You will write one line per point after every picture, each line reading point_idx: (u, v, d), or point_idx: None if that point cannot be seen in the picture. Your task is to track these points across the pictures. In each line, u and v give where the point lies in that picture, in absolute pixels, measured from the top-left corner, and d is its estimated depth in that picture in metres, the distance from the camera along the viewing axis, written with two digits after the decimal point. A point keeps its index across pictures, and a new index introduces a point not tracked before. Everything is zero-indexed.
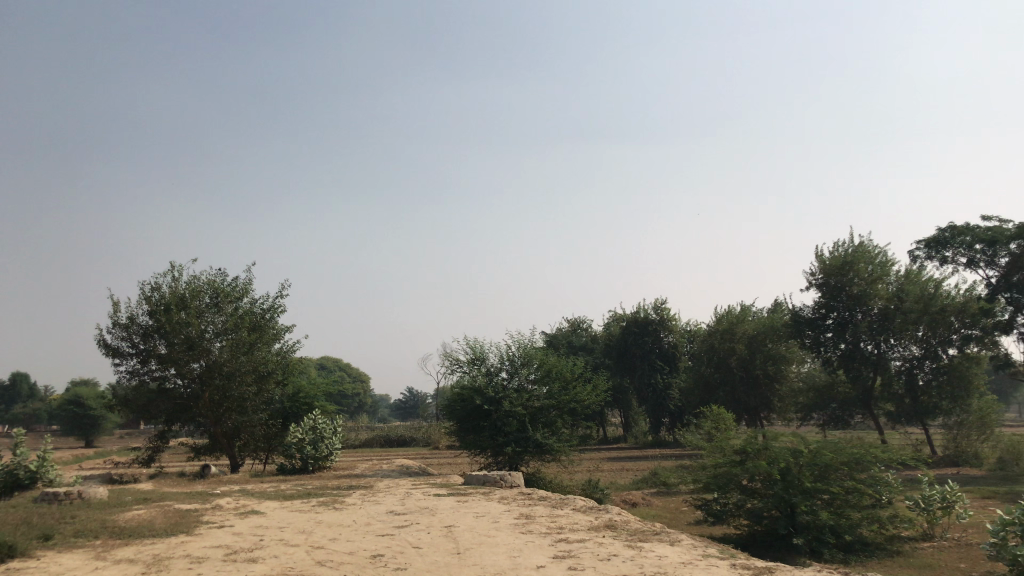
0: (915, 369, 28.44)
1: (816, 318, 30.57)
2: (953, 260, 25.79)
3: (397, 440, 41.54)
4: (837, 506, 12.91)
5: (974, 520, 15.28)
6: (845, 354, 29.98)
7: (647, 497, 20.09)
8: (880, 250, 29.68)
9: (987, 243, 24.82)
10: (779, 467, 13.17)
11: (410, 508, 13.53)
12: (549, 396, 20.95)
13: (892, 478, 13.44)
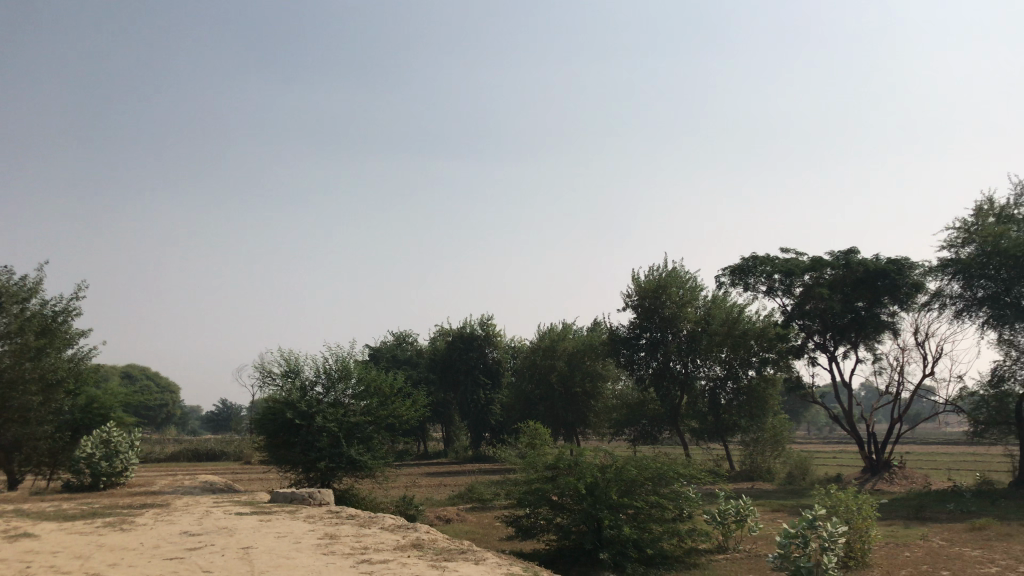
0: (719, 389, 30.15)
1: (631, 338, 31.70)
2: (754, 287, 27.55)
3: (206, 454, 39.44)
4: (641, 520, 13.33)
5: (765, 532, 16.29)
6: (656, 373, 31.21)
7: (461, 513, 20.06)
8: (689, 276, 31.32)
9: (784, 274, 26.74)
10: (587, 482, 13.38)
11: (207, 528, 12.73)
12: (366, 411, 20.52)
13: (692, 493, 13.95)
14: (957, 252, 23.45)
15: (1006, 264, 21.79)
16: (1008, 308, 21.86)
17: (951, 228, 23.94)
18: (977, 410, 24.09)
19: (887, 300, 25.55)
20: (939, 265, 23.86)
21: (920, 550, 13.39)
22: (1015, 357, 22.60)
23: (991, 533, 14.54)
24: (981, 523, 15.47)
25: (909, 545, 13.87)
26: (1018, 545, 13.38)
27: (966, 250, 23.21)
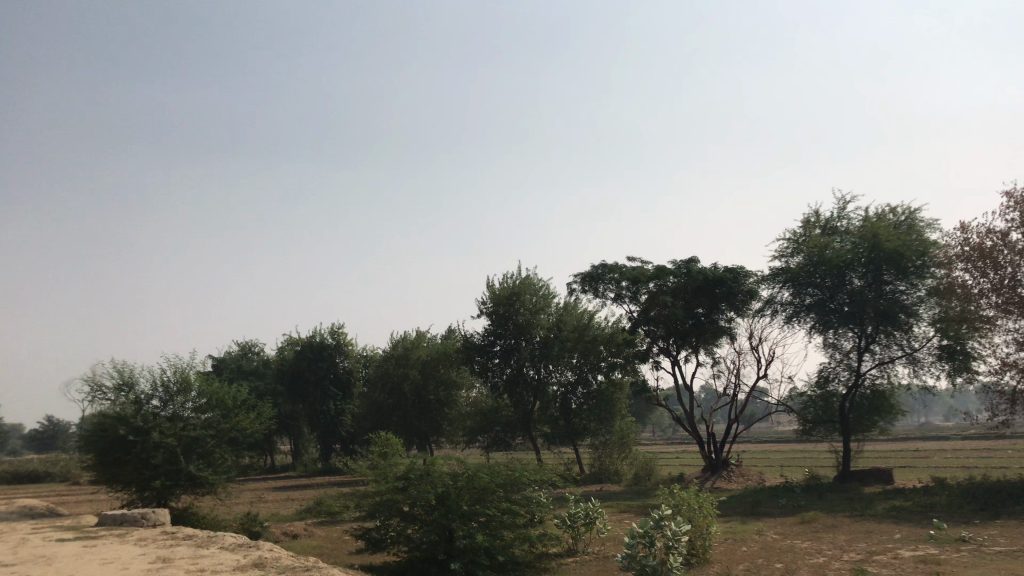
0: (570, 394, 30.75)
1: (486, 345, 31.41)
2: (603, 295, 28.27)
3: (27, 476, 36.44)
4: (492, 527, 13.25)
5: (613, 534, 16.65)
6: (509, 379, 31.15)
7: (309, 528, 19.41)
8: (542, 283, 31.86)
9: (630, 281, 27.62)
10: (439, 492, 13.14)
11: (23, 558, 11.65)
12: (207, 424, 19.40)
13: (543, 498, 14.05)
14: (787, 262, 24.94)
15: (830, 273, 23.40)
16: (833, 314, 23.35)
17: (781, 239, 25.45)
18: (805, 409, 25.66)
19: (725, 306, 26.95)
20: (770, 274, 25.33)
21: (755, 544, 14.04)
22: (838, 359, 24.26)
23: (818, 525, 15.46)
24: (809, 515, 16.43)
25: (745, 540, 14.52)
26: (842, 536, 14.28)
27: (795, 260, 24.69)
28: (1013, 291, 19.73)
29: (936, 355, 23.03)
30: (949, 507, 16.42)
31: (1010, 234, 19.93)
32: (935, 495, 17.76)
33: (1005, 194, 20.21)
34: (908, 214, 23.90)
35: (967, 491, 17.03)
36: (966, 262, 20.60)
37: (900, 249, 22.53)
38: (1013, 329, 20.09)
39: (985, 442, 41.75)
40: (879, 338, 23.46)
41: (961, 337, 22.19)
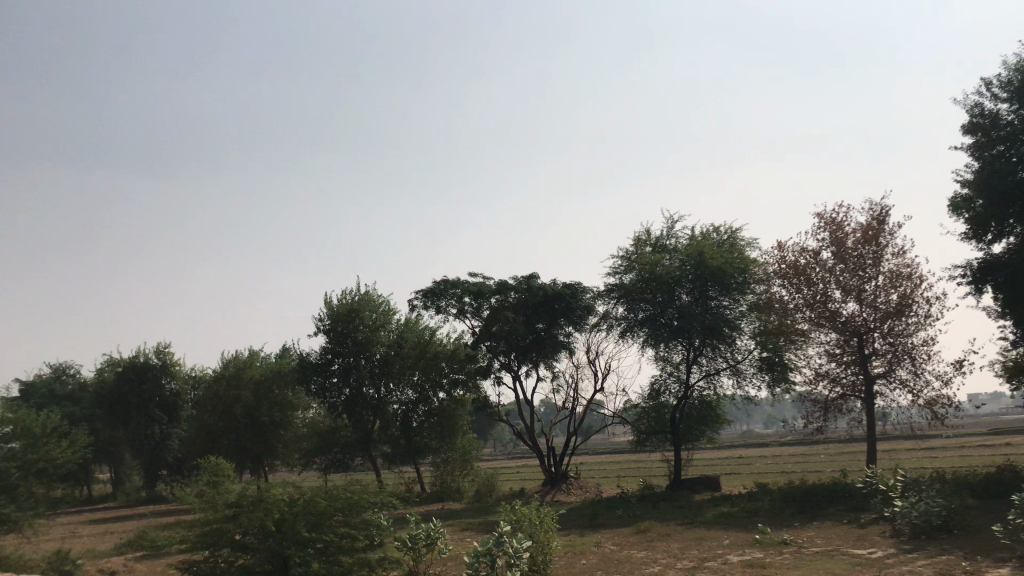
0: (411, 412, 30.40)
1: (323, 364, 30.30)
2: (444, 310, 28.09)
3: None
4: (329, 553, 12.64)
5: (454, 553, 16.49)
6: (347, 399, 30.44)
7: (129, 563, 18.04)
8: (382, 299, 31.36)
9: (472, 295, 27.65)
10: (274, 518, 12.43)
11: None
12: (11, 455, 17.71)
13: (383, 520, 13.71)
14: (621, 278, 25.69)
15: (661, 289, 24.32)
16: (664, 328, 24.24)
17: (615, 256, 26.19)
18: (639, 420, 26.46)
19: (563, 322, 27.51)
20: (606, 290, 26.02)
21: (594, 556, 14.27)
22: (669, 371, 25.21)
23: (652, 534, 15.94)
24: (645, 525, 16.88)
25: (584, 553, 14.73)
26: (675, 544, 14.76)
27: (628, 277, 25.45)
28: (824, 306, 21.24)
29: (757, 366, 24.40)
30: (773, 511, 17.35)
31: (821, 253, 21.45)
32: (759, 500, 18.72)
33: (816, 215, 21.74)
34: (730, 233, 25.28)
35: (788, 495, 18.07)
36: (783, 278, 21.98)
37: (724, 266, 23.85)
38: (825, 342, 21.59)
39: (799, 448, 44.88)
40: (706, 351, 24.59)
41: (779, 349, 23.72)
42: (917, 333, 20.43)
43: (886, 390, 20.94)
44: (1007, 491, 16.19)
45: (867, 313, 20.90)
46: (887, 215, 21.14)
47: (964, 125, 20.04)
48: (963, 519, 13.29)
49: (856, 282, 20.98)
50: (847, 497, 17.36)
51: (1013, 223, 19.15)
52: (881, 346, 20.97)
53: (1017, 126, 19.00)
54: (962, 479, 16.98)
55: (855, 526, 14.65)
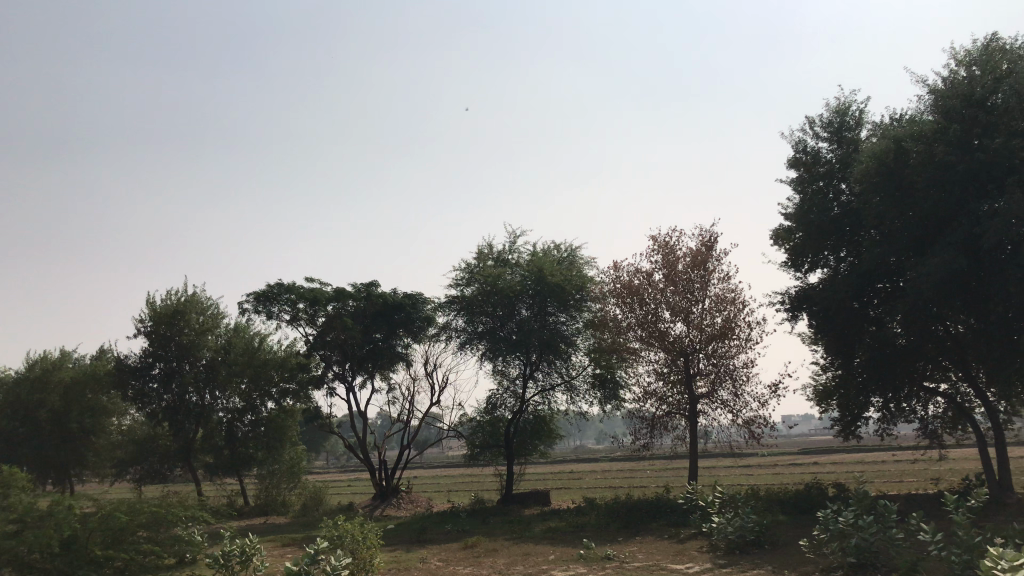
0: (236, 421, 28.97)
1: (142, 368, 28.24)
2: (277, 316, 26.91)
3: None
4: (129, 574, 11.47)
5: (272, 571, 15.65)
6: (168, 406, 28.53)
7: None
8: (210, 302, 29.66)
9: (308, 302, 26.67)
10: (65, 535, 11.21)
11: None
12: None
13: (194, 536, 12.74)
14: (461, 290, 25.39)
15: (501, 302, 24.27)
16: (502, 343, 24.15)
17: (456, 268, 25.93)
18: (473, 434, 26.17)
19: (401, 332, 27.09)
20: (446, 301, 25.69)
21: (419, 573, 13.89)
22: (505, 386, 25.22)
23: (480, 550, 15.73)
24: (472, 540, 16.70)
25: (410, 569, 14.32)
26: (500, 560, 14.62)
27: (468, 290, 25.16)
28: (654, 326, 21.91)
29: (590, 383, 24.85)
30: (598, 526, 17.60)
31: (653, 275, 22.13)
32: (586, 515, 18.99)
33: (650, 238, 22.44)
34: (570, 251, 25.69)
35: (613, 510, 18.39)
36: (617, 298, 22.53)
37: (561, 284, 24.28)
38: (654, 361, 22.25)
39: (625, 463, 46.34)
40: (542, 366, 24.78)
41: (611, 366, 24.34)
42: (739, 355, 21.43)
43: (708, 410, 21.81)
44: (812, 507, 17.16)
45: (693, 335, 21.70)
46: (715, 242, 22.13)
47: (789, 159, 21.25)
48: (773, 534, 13.89)
49: (685, 304, 21.77)
50: (668, 512, 17.88)
51: (828, 255, 20.42)
52: (705, 367, 21.83)
53: (835, 164, 20.34)
54: (774, 496, 17.86)
55: (674, 541, 15.04)
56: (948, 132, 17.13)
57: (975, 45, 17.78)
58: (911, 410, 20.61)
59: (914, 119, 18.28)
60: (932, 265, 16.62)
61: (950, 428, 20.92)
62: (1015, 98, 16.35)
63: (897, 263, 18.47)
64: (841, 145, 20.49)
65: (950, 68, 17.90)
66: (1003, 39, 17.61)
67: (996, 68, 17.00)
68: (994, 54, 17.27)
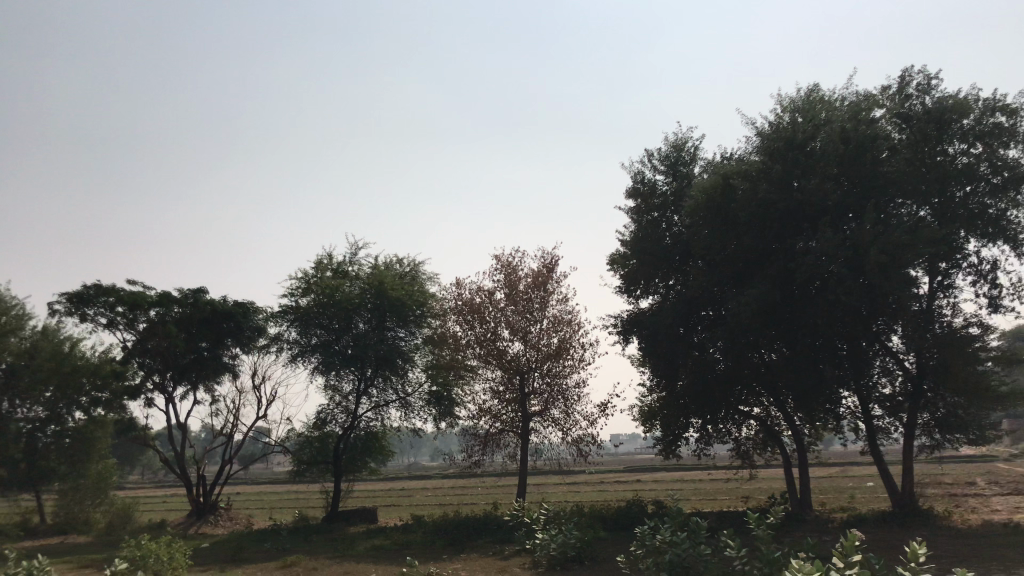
0: None
1: None
2: (92, 319, 25.06)
3: None
4: None
5: None
6: None
7: None
8: (15, 303, 27.30)
9: (128, 306, 25.05)
10: None
11: None
12: None
13: None
14: (296, 300, 24.35)
15: (338, 314, 23.63)
16: (338, 356, 23.51)
17: (293, 277, 24.98)
18: (301, 450, 25.34)
19: (229, 342, 25.99)
20: (280, 311, 24.67)
21: None
22: (336, 401, 24.58)
23: (299, 569, 15.14)
24: (291, 559, 16.04)
25: None
26: None
27: (304, 300, 24.17)
28: (492, 344, 22.00)
29: (425, 400, 24.64)
30: (424, 543, 17.37)
31: (494, 293, 22.28)
32: (412, 533, 18.73)
33: (493, 256, 22.58)
34: (412, 266, 25.42)
35: (440, 527, 18.23)
36: (458, 315, 22.47)
37: (402, 298, 24.00)
38: (490, 379, 22.34)
39: (456, 481, 46.39)
40: (377, 382, 24.33)
41: (448, 383, 24.25)
42: (572, 375, 21.88)
43: (540, 428, 22.11)
44: (632, 524, 17.73)
45: (529, 354, 21.97)
46: (556, 264, 22.57)
47: (627, 189, 21.99)
48: (592, 550, 14.18)
49: (523, 323, 22.02)
50: (495, 530, 17.96)
51: (659, 282, 21.22)
52: (539, 386, 22.12)
53: (670, 196, 21.25)
54: (596, 513, 18.29)
55: (497, 559, 15.06)
56: (772, 171, 18.30)
57: (799, 94, 19.16)
58: (727, 432, 21.73)
59: (742, 158, 19.40)
60: (751, 296, 17.63)
61: (760, 449, 22.27)
62: (831, 144, 17.73)
63: (720, 292, 19.49)
64: (675, 178, 21.40)
65: (776, 113, 19.18)
66: (823, 91, 19.09)
67: (815, 117, 18.39)
68: (814, 104, 18.69)
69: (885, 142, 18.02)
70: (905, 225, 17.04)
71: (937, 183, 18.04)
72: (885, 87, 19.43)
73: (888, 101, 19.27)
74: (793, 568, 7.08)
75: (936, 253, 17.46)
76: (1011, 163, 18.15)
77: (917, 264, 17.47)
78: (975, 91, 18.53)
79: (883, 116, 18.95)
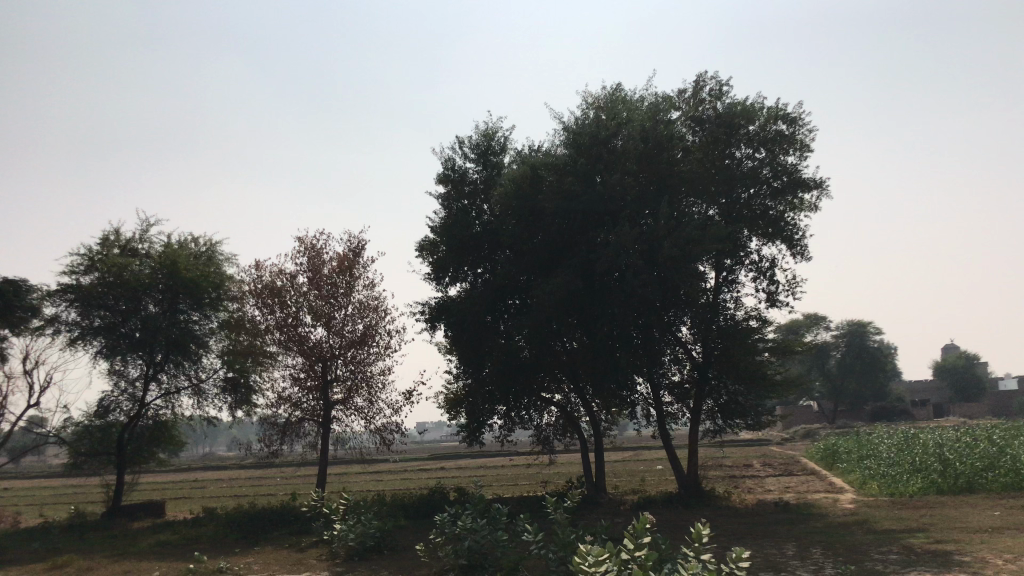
0: None
1: None
2: None
3: None
4: None
5: None
6: None
7: None
8: None
9: None
10: None
11: None
12: None
13: None
14: (76, 278, 22.09)
15: (124, 295, 21.87)
16: (123, 340, 21.80)
17: (74, 254, 22.78)
18: (77, 441, 23.02)
19: None
20: (58, 290, 22.40)
21: None
22: (121, 388, 22.82)
23: (71, 570, 13.92)
24: (63, 559, 14.74)
25: None
26: None
27: (87, 278, 21.94)
28: (293, 329, 21.22)
29: (221, 387, 23.43)
30: (215, 538, 16.52)
31: (297, 277, 21.48)
32: (202, 527, 17.75)
33: (297, 239, 21.75)
34: (208, 246, 24.02)
35: (233, 519, 17.40)
36: (257, 298, 21.46)
37: (196, 280, 22.61)
38: (291, 365, 21.54)
39: (254, 471, 44.65)
40: (168, 367, 22.83)
41: (246, 370, 23.17)
42: (377, 362, 21.56)
43: (342, 417, 21.62)
44: (433, 511, 17.74)
45: (332, 340, 21.39)
46: (362, 249, 22.10)
47: (438, 175, 21.87)
48: (393, 539, 14.02)
49: (326, 309, 21.40)
50: (292, 521, 17.39)
51: (467, 271, 21.28)
52: (342, 373, 21.61)
53: (480, 185, 21.41)
54: (398, 502, 18.14)
55: (293, 551, 14.54)
56: (577, 165, 18.82)
57: (604, 91, 19.82)
58: (529, 418, 22.22)
59: (549, 150, 19.80)
60: (555, 286, 18.05)
61: (559, 435, 22.94)
62: (632, 141, 18.50)
63: (526, 281, 19.83)
64: (485, 168, 21.54)
65: (582, 109, 19.74)
66: (625, 91, 19.86)
67: (617, 115, 19.11)
68: (616, 102, 19.39)
69: (680, 143, 19.04)
70: (697, 222, 18.11)
71: (724, 184, 19.30)
72: (682, 91, 20.51)
73: (684, 104, 20.36)
74: (584, 551, 7.27)
75: (722, 249, 18.69)
76: (789, 168, 19.73)
77: (706, 259, 18.62)
78: (760, 100, 19.97)
79: (679, 118, 20.02)
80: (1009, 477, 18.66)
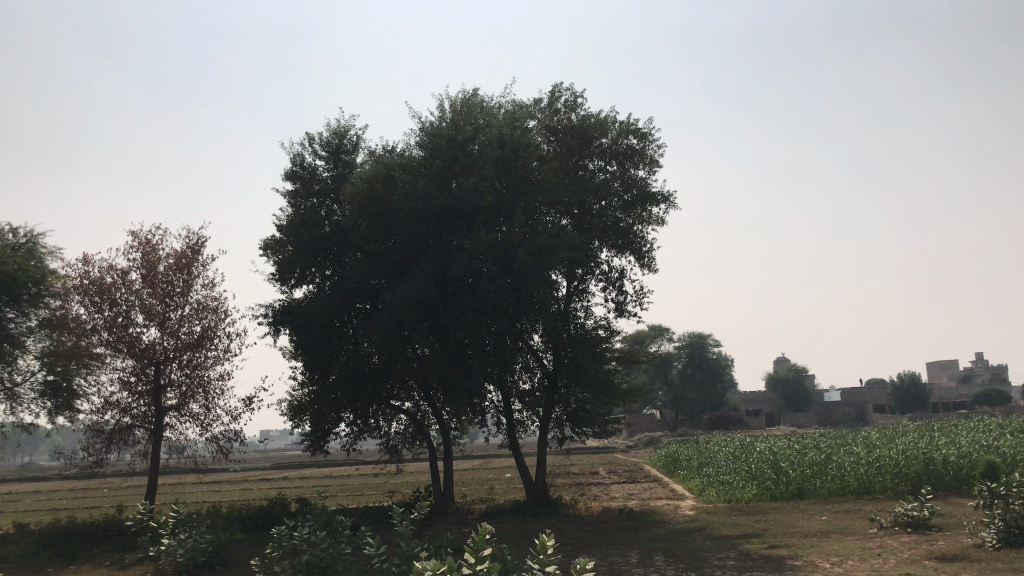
0: None
1: None
2: None
3: None
4: None
5: None
6: None
7: None
8: None
9: None
10: None
11: None
12: None
13: None
14: None
15: None
16: None
17: None
18: None
19: None
20: None
21: None
22: None
23: None
24: None
25: None
26: None
27: None
28: (123, 330, 19.86)
29: (38, 391, 21.64)
30: (26, 556, 15.12)
31: (129, 274, 20.12)
32: (11, 544, 16.22)
33: (130, 233, 20.38)
34: (28, 238, 22.14)
35: (46, 534, 16.02)
36: (82, 295, 19.92)
37: (12, 273, 20.56)
38: (119, 368, 20.14)
39: (79, 482, 41.51)
40: None
41: (68, 373, 21.51)
42: (214, 366, 20.51)
43: (176, 423, 20.42)
44: (271, 524, 16.99)
45: (167, 342, 20.17)
46: (202, 247, 20.99)
47: (286, 171, 21.07)
48: (226, 554, 13.27)
49: (161, 308, 20.17)
50: (115, 537, 16.17)
51: (314, 273, 20.55)
52: (176, 378, 20.42)
53: (330, 183, 20.80)
54: (235, 514, 17.27)
55: (115, 569, 13.50)
56: (431, 167, 18.59)
57: (461, 94, 19.74)
58: (376, 426, 21.74)
59: (404, 151, 19.49)
60: (407, 289, 17.72)
61: (407, 443, 22.57)
62: (489, 147, 18.50)
63: (376, 285, 19.36)
64: (336, 166, 20.98)
65: (440, 111, 19.58)
66: (482, 96, 19.83)
67: (474, 120, 19.05)
68: (473, 107, 19.28)
69: (536, 152, 19.22)
70: (550, 231, 18.32)
71: (578, 195, 19.63)
72: (538, 99, 20.74)
73: (540, 113, 20.60)
74: (423, 566, 6.98)
75: (574, 259, 18.96)
76: (640, 182, 20.36)
77: (557, 268, 18.81)
78: (613, 114, 20.50)
79: (535, 127, 20.20)
80: (834, 483, 19.90)
